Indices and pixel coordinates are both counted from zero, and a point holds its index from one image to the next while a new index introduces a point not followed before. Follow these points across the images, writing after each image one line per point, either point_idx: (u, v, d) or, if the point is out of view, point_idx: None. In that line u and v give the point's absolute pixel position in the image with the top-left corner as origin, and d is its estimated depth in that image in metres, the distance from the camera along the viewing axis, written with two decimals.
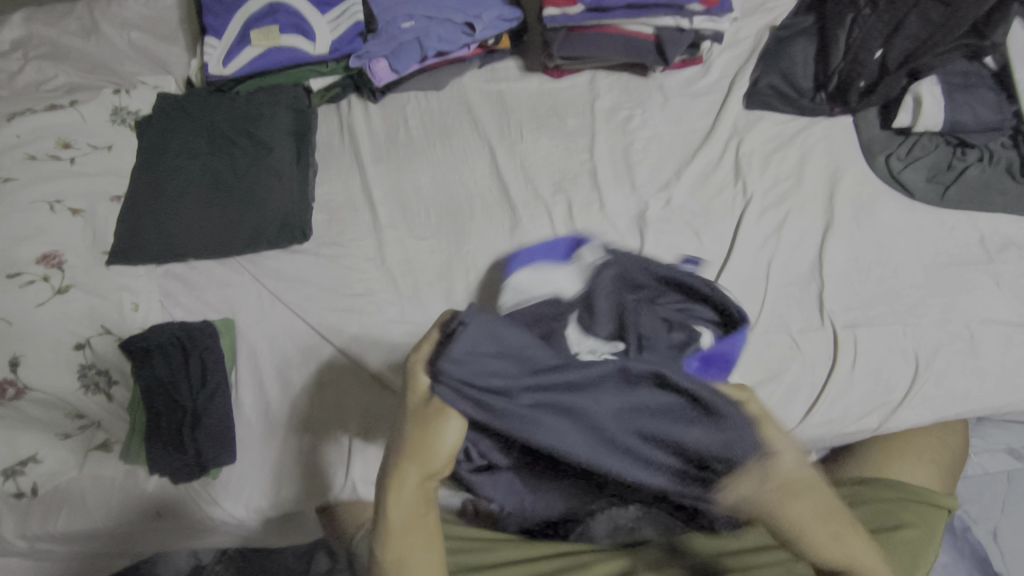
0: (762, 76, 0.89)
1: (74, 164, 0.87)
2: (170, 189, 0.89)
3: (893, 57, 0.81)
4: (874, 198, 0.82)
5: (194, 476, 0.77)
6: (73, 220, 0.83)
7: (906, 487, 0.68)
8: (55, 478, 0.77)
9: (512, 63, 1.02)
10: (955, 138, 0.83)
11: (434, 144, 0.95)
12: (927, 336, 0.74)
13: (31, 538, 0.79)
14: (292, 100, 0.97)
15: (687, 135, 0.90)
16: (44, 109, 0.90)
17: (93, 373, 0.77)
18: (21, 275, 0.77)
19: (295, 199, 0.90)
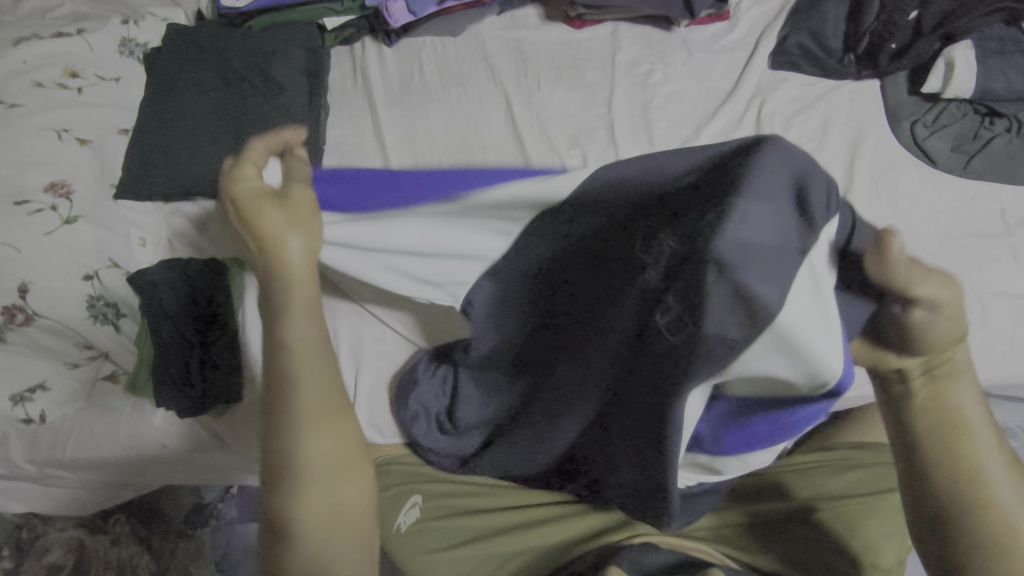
0: (790, 34, 0.87)
1: (81, 93, 0.84)
2: (180, 123, 0.87)
3: (929, 17, 0.81)
4: (895, 165, 0.80)
5: (201, 411, 0.79)
6: (80, 150, 0.80)
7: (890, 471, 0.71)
8: (64, 405, 0.79)
9: (532, 10, 1.00)
10: (985, 106, 0.82)
11: (449, 90, 0.93)
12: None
13: (39, 463, 0.83)
14: (305, 39, 0.96)
15: (709, 92, 0.88)
16: (50, 34, 0.87)
17: (101, 305, 0.77)
18: (28, 202, 0.74)
19: (306, 140, 0.88)
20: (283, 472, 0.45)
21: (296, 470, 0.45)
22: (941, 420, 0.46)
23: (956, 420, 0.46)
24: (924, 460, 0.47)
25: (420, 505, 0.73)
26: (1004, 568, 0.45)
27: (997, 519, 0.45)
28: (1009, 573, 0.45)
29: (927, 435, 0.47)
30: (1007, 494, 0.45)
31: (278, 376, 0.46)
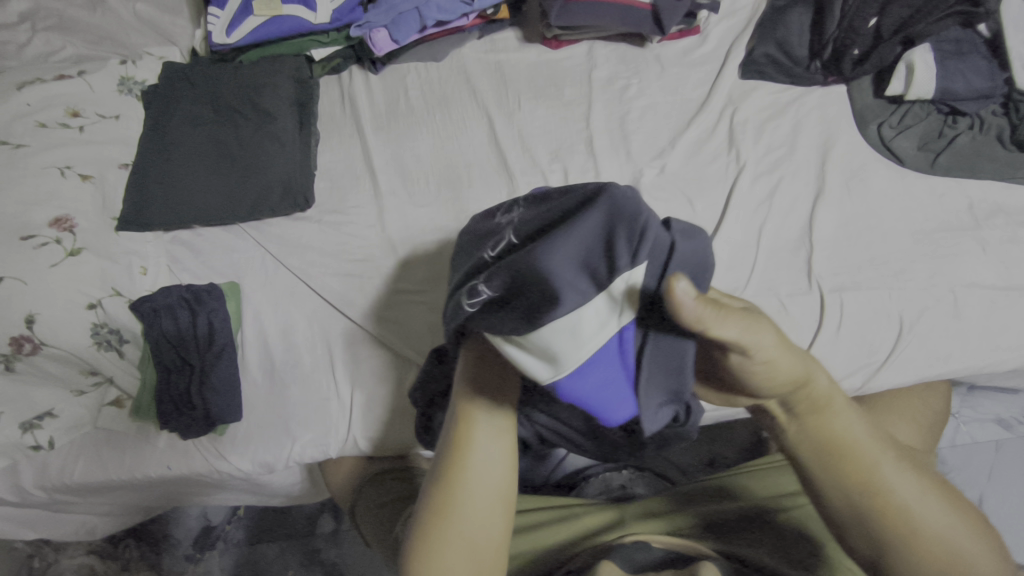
0: (757, 45, 0.90)
1: (83, 131, 0.88)
2: (176, 156, 0.91)
3: (887, 26, 0.83)
4: (865, 166, 0.83)
5: (202, 432, 0.81)
6: (83, 186, 0.84)
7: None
8: (70, 432, 0.81)
9: (510, 33, 1.03)
10: (946, 106, 0.84)
11: (434, 113, 0.97)
12: (912, 295, 0.75)
13: (48, 489, 0.84)
14: (293, 70, 0.99)
15: (683, 104, 0.91)
16: (52, 77, 0.91)
17: (105, 332, 0.80)
18: (34, 237, 0.77)
19: (298, 167, 0.92)
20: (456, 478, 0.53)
21: (460, 472, 0.54)
22: (808, 431, 0.49)
23: (813, 406, 0.49)
24: (818, 474, 0.49)
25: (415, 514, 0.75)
26: (918, 560, 0.46)
27: (901, 518, 0.46)
28: (926, 565, 0.46)
29: (815, 444, 0.49)
30: (905, 490, 0.47)
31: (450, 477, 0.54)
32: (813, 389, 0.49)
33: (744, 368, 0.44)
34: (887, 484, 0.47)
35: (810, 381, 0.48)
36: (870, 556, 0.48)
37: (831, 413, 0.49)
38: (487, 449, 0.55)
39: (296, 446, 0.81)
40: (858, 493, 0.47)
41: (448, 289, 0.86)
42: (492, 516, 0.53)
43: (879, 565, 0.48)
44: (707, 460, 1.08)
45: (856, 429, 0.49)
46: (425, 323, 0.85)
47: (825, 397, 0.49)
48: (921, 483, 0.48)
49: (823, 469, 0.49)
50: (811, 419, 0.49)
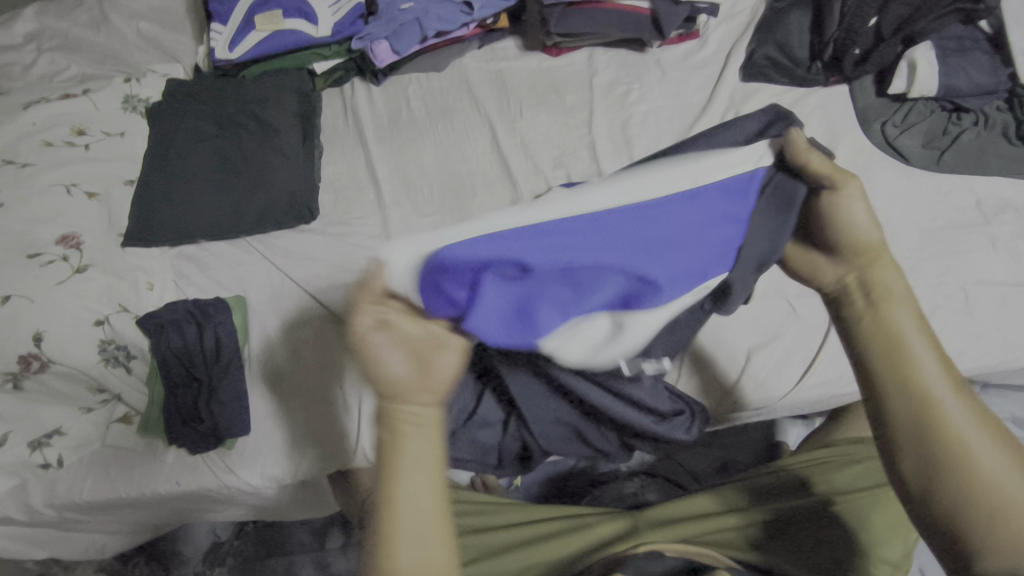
0: (758, 48, 0.90)
1: (88, 149, 0.89)
2: (182, 172, 0.91)
3: (887, 24, 0.83)
4: (870, 164, 0.83)
5: (210, 447, 0.81)
6: (89, 203, 0.85)
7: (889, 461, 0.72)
8: (79, 450, 0.82)
9: (510, 42, 1.04)
10: (949, 103, 0.84)
11: (436, 123, 0.97)
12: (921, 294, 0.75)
13: (58, 507, 0.83)
14: (297, 84, 1.00)
15: (685, 108, 0.92)
16: (58, 96, 0.92)
17: (112, 348, 0.80)
18: (41, 255, 0.78)
19: (302, 180, 0.92)
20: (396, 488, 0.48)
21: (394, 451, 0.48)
22: (873, 319, 0.51)
23: (878, 299, 0.52)
24: (878, 367, 0.50)
25: None
26: (959, 476, 0.45)
27: (959, 449, 0.45)
28: (967, 493, 0.44)
29: (885, 363, 0.49)
30: (956, 410, 0.47)
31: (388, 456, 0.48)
32: (884, 280, 0.52)
33: (844, 207, 0.54)
34: (939, 395, 0.47)
35: (878, 278, 0.53)
36: (913, 468, 0.47)
37: (896, 307, 0.51)
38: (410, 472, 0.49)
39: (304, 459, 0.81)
40: (912, 391, 0.48)
41: None
42: (426, 516, 0.47)
43: (930, 490, 0.46)
44: (720, 465, 1.08)
45: (917, 334, 0.50)
46: None
47: (892, 290, 0.52)
48: (973, 412, 0.47)
49: (882, 360, 0.50)
50: (885, 339, 0.50)
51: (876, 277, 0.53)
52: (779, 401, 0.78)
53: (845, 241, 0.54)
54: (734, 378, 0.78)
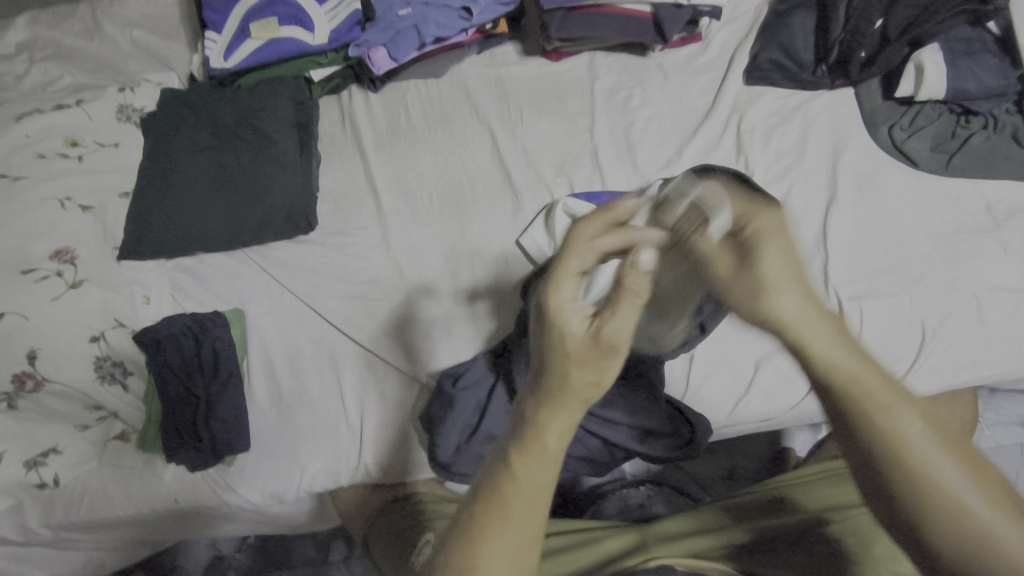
0: (761, 51, 0.89)
1: (82, 161, 0.87)
2: (177, 183, 0.90)
3: (894, 25, 0.82)
4: (877, 169, 0.82)
5: (210, 464, 0.79)
6: (83, 217, 0.83)
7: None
8: (76, 468, 0.79)
9: (510, 47, 1.03)
10: (958, 106, 0.83)
11: (435, 131, 0.96)
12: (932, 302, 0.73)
13: (54, 527, 0.82)
14: (292, 92, 0.98)
15: (688, 113, 0.90)
16: (51, 107, 0.91)
17: (108, 365, 0.79)
18: (34, 271, 0.76)
19: (300, 190, 0.91)
20: (499, 516, 0.45)
21: (534, 450, 0.45)
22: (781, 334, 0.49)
23: (786, 328, 0.50)
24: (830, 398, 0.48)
25: (433, 540, 0.70)
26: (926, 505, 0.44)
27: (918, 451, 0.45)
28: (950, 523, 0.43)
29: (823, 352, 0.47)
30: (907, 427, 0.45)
31: (527, 446, 0.46)
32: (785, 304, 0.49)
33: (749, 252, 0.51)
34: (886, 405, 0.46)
35: (775, 293, 0.50)
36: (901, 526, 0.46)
37: (814, 336, 0.48)
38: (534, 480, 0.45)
39: (306, 475, 0.79)
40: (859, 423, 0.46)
41: (457, 309, 0.85)
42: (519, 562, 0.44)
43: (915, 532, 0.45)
44: (726, 472, 1.07)
45: (840, 352, 0.47)
46: (434, 344, 0.83)
47: (790, 317, 0.49)
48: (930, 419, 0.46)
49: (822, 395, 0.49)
50: (831, 329, 0.48)
51: (767, 273, 0.51)
52: (786, 413, 0.77)
53: (711, 252, 0.53)
54: (743, 390, 0.76)
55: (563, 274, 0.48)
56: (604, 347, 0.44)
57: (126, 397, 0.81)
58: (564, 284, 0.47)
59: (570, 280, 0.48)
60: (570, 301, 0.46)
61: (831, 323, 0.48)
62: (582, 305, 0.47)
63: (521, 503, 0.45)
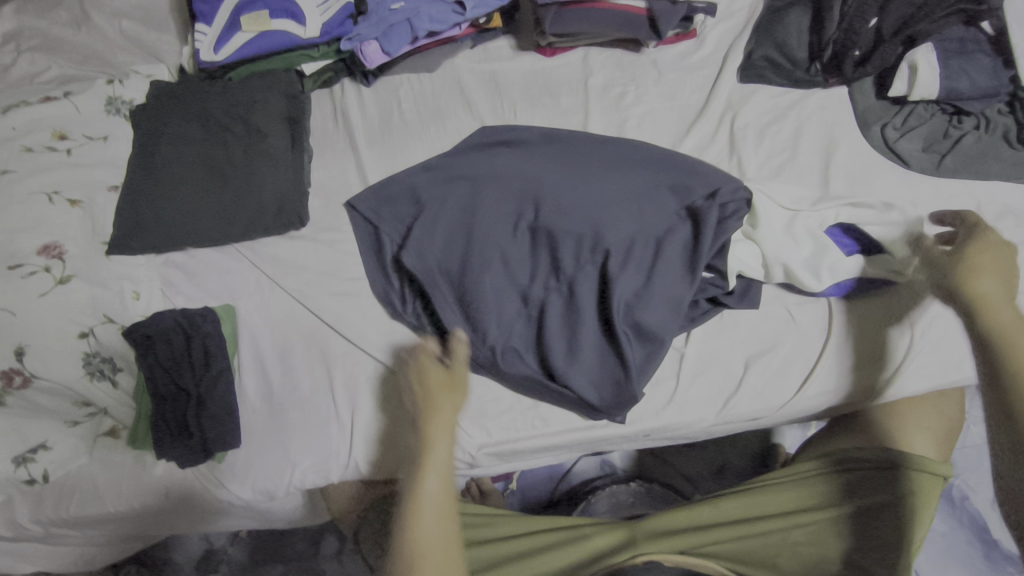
0: (756, 48, 0.89)
1: (70, 155, 0.86)
2: (167, 177, 0.89)
3: (888, 25, 0.81)
4: (869, 170, 0.82)
5: (199, 461, 0.80)
6: (72, 211, 0.82)
7: (910, 474, 0.69)
8: (65, 464, 0.80)
9: (504, 42, 1.01)
10: (951, 106, 0.83)
11: (428, 126, 0.95)
12: (901, 298, 0.77)
13: (45, 523, 0.82)
14: (285, 86, 0.97)
15: (682, 110, 0.90)
16: (38, 99, 0.90)
17: (97, 361, 0.78)
18: (22, 266, 0.75)
19: (291, 185, 0.90)
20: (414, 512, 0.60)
21: (419, 505, 0.61)
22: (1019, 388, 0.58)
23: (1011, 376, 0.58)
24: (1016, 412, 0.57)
25: None
26: None
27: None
28: None
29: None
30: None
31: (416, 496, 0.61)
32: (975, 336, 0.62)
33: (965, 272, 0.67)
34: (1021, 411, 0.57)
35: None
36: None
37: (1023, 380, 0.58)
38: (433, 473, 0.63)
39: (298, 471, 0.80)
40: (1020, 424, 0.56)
41: None
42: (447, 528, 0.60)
43: None
44: (716, 467, 1.07)
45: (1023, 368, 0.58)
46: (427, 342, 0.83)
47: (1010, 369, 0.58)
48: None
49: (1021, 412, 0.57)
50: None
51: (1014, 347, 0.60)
52: (777, 411, 0.77)
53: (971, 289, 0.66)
54: (734, 388, 0.77)
55: (426, 469, 0.63)
56: (444, 495, 0.62)
57: (115, 394, 0.80)
58: (436, 454, 0.65)
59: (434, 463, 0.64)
60: (428, 479, 0.63)
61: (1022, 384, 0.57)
62: (431, 483, 0.62)
63: (423, 522, 0.60)
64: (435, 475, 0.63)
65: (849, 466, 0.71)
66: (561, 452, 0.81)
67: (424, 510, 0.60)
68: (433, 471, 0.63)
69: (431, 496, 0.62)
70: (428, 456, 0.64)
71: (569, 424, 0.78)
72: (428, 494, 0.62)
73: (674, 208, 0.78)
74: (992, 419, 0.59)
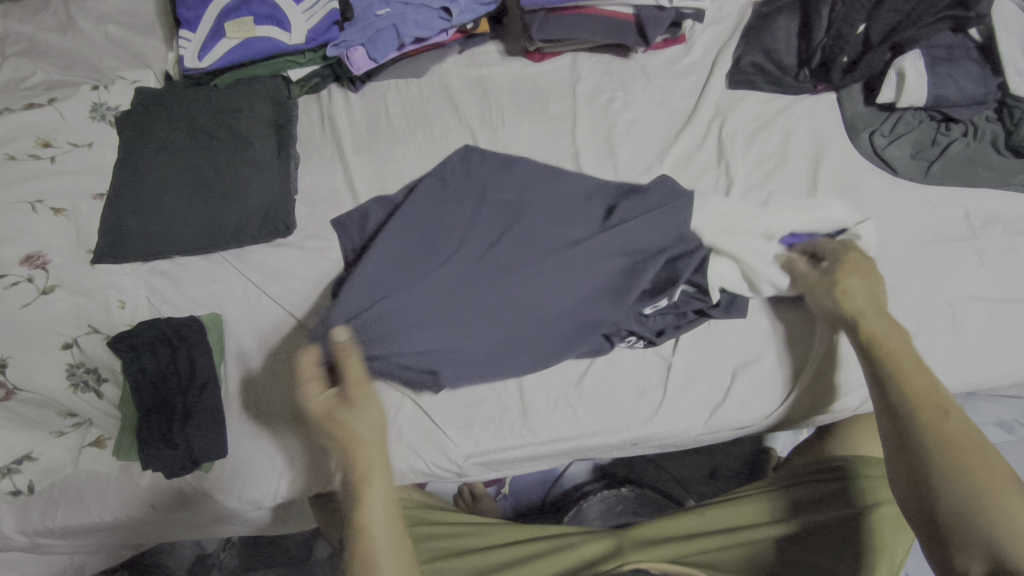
0: (744, 54, 0.88)
1: (54, 162, 0.86)
2: (152, 185, 0.88)
3: (875, 31, 0.80)
4: (858, 176, 0.82)
5: (186, 470, 0.78)
6: (55, 220, 0.82)
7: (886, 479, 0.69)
8: (49, 475, 0.78)
9: (492, 47, 1.01)
10: (939, 112, 0.82)
11: (415, 133, 0.94)
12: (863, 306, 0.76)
13: (31, 534, 0.81)
14: (270, 91, 0.96)
15: (670, 116, 0.90)
16: (22, 106, 0.89)
17: (81, 372, 0.78)
18: (5, 276, 0.75)
19: (277, 193, 0.90)
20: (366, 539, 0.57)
21: (367, 530, 0.58)
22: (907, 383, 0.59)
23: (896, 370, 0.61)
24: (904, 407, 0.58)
25: (410, 549, 0.73)
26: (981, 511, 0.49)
27: (972, 452, 0.53)
28: (958, 480, 0.52)
29: (914, 378, 0.59)
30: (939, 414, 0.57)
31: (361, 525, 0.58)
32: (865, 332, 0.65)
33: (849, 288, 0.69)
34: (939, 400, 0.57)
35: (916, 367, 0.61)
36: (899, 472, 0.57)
37: (917, 371, 0.60)
38: (380, 506, 0.60)
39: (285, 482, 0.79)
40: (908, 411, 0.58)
41: None
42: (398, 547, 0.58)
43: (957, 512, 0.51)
44: (708, 470, 1.07)
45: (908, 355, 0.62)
46: None
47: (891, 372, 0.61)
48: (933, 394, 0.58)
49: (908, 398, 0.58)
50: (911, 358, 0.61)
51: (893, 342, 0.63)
52: (764, 420, 0.77)
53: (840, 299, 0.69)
54: (721, 398, 0.76)
55: (365, 483, 0.60)
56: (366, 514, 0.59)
57: (100, 405, 0.79)
58: (375, 467, 0.61)
59: (376, 480, 0.61)
60: (371, 497, 0.60)
61: (918, 381, 0.59)
62: (380, 503, 0.60)
63: (373, 544, 0.57)
64: (379, 499, 0.60)
65: (834, 474, 0.72)
66: (549, 461, 0.81)
67: (377, 533, 0.58)
68: (374, 485, 0.60)
69: (379, 514, 0.59)
70: (370, 467, 0.61)
71: (554, 432, 0.77)
72: (377, 513, 0.59)
73: (651, 224, 0.77)
74: (882, 417, 0.60)
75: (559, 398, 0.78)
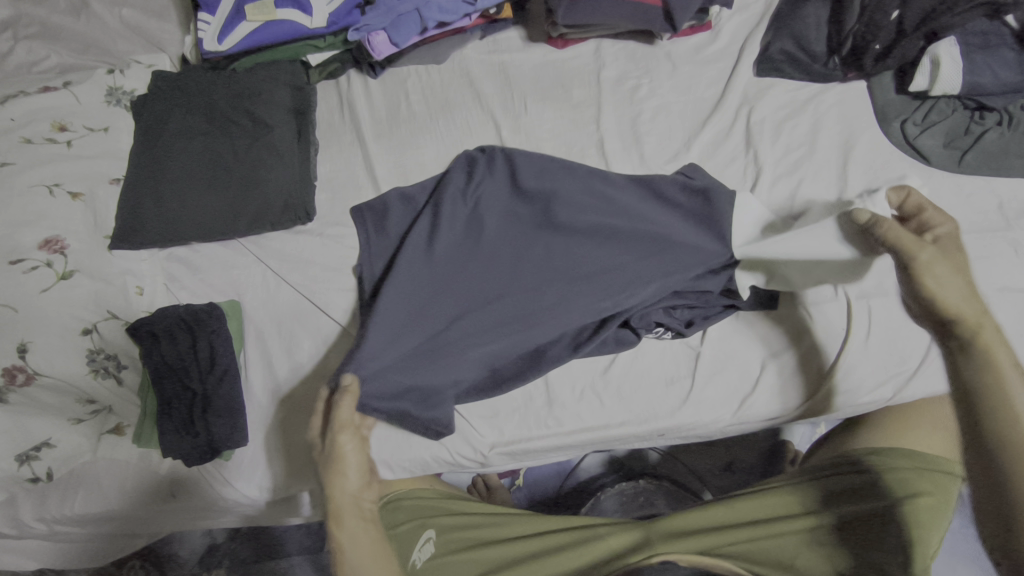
0: (773, 41, 0.87)
1: (71, 146, 0.84)
2: (171, 170, 0.87)
3: (910, 18, 0.79)
4: (889, 165, 0.81)
5: (205, 459, 0.78)
6: (73, 205, 0.80)
7: (913, 470, 0.69)
8: (69, 463, 0.77)
9: (514, 33, 0.99)
10: (973, 101, 0.81)
11: (436, 119, 0.93)
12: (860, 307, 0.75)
13: (48, 521, 0.81)
14: (289, 77, 0.95)
15: (696, 104, 0.88)
16: (37, 90, 0.88)
17: (101, 359, 0.77)
18: (24, 261, 0.74)
19: (297, 180, 0.88)
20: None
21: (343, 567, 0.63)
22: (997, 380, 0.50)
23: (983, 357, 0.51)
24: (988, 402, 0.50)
25: (433, 540, 0.73)
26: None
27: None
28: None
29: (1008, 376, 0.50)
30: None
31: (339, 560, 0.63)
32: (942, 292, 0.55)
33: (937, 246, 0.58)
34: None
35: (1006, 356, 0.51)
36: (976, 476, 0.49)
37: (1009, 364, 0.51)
38: (354, 545, 0.64)
39: None
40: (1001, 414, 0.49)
41: None
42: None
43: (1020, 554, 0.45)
44: (724, 464, 1.06)
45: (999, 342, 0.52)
46: None
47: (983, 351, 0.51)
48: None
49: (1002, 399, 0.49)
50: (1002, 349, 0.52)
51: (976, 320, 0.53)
52: (794, 412, 0.76)
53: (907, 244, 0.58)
54: (750, 389, 0.76)
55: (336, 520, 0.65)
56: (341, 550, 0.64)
57: (120, 391, 0.79)
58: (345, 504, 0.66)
59: (347, 517, 0.65)
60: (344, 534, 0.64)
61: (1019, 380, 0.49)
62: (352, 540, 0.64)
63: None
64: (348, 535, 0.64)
65: (865, 466, 0.72)
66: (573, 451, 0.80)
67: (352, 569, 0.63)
68: (342, 524, 0.65)
69: (352, 549, 0.64)
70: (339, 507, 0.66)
71: (579, 423, 0.77)
72: (348, 549, 0.64)
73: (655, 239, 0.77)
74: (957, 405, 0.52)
75: (584, 388, 0.78)
